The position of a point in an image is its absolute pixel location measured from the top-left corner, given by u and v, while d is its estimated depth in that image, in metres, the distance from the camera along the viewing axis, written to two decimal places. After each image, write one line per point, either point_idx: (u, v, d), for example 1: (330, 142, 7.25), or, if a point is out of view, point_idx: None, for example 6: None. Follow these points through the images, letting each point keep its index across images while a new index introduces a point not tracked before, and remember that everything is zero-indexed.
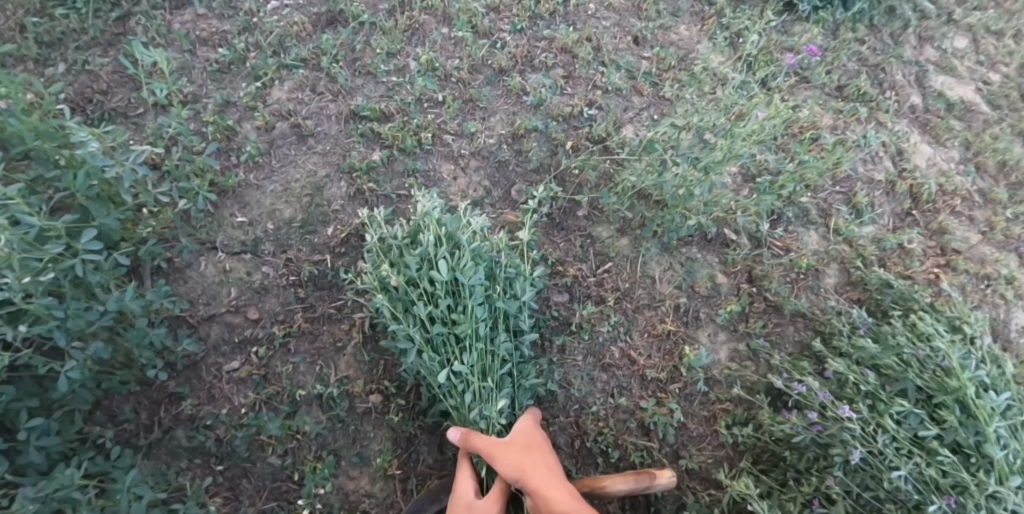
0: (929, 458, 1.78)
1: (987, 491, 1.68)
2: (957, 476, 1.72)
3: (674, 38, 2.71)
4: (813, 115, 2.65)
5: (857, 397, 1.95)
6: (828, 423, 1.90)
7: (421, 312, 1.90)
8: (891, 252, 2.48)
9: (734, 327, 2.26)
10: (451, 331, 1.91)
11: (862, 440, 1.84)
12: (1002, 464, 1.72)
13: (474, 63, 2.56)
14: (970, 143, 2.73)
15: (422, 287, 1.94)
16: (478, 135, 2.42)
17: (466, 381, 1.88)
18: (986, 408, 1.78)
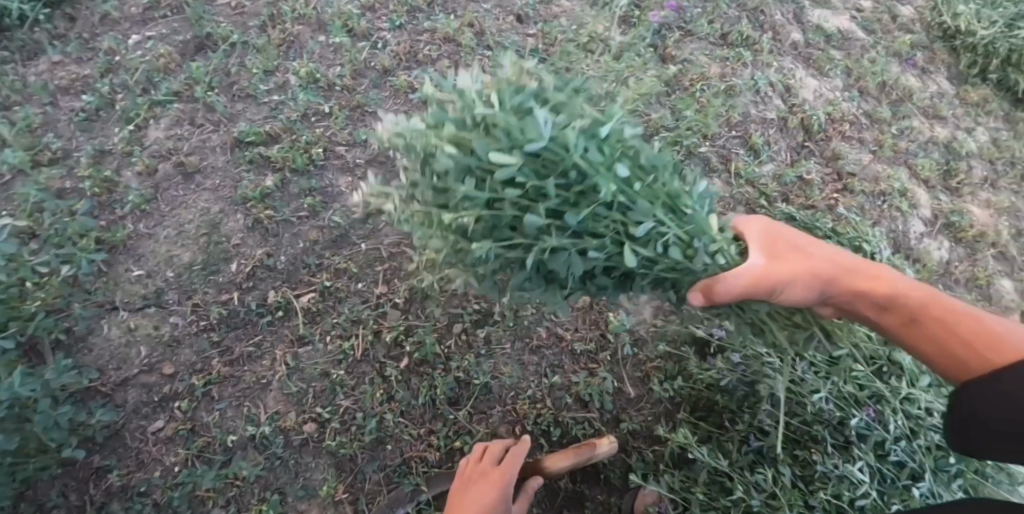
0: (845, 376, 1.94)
1: (899, 395, 1.90)
2: (872, 387, 1.91)
3: (557, 11, 2.76)
4: (700, 65, 2.75)
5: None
6: (750, 362, 2.02)
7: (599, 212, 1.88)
8: (792, 185, 2.59)
9: (653, 286, 2.24)
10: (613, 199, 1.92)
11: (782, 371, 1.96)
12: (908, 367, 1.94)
13: (358, 68, 2.52)
14: (850, 70, 2.91)
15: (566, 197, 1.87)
16: (371, 141, 2.36)
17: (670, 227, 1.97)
18: None
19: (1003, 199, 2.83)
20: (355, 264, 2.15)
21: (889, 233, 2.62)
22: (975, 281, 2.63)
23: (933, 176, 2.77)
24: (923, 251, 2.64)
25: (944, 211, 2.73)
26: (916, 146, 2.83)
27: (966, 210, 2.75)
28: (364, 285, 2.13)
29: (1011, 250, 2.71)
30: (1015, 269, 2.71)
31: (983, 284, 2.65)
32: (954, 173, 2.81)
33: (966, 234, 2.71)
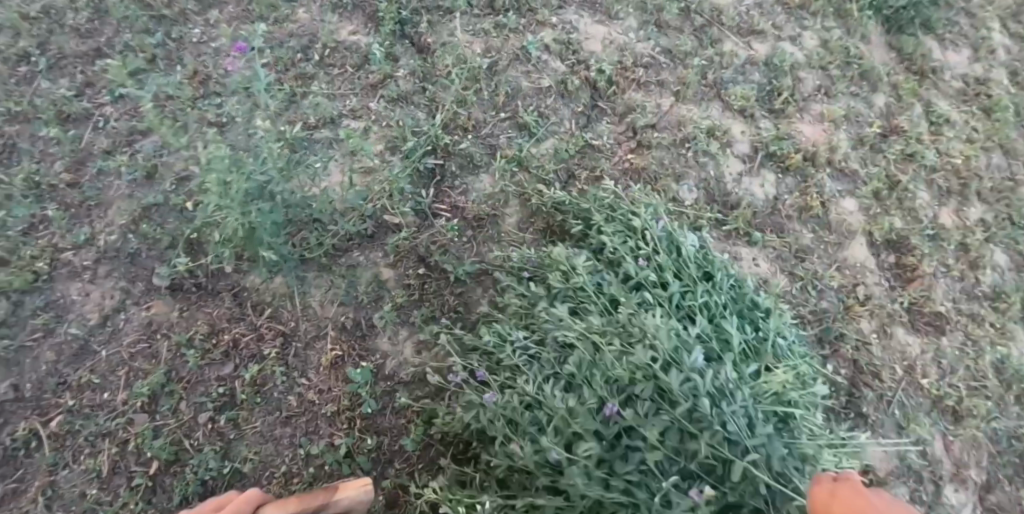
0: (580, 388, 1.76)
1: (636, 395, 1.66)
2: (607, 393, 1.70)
3: (293, 28, 2.64)
4: (459, 45, 2.61)
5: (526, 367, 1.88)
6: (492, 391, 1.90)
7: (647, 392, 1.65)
8: (574, 158, 2.46)
9: (411, 321, 2.15)
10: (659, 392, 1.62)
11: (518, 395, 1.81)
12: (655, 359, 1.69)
13: (79, 157, 2.36)
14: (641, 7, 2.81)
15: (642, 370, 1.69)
16: (95, 239, 2.25)
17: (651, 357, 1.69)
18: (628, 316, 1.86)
19: (840, 107, 2.85)
20: (95, 374, 2.08)
21: (699, 185, 2.51)
22: (807, 211, 2.58)
23: (748, 104, 2.68)
24: (741, 192, 2.55)
25: (763, 142, 2.64)
26: (729, 74, 2.77)
27: (791, 133, 2.70)
28: (109, 394, 2.06)
29: (848, 165, 2.71)
30: (855, 186, 2.70)
31: (817, 211, 2.59)
32: (778, 93, 2.78)
33: (790, 161, 2.63)
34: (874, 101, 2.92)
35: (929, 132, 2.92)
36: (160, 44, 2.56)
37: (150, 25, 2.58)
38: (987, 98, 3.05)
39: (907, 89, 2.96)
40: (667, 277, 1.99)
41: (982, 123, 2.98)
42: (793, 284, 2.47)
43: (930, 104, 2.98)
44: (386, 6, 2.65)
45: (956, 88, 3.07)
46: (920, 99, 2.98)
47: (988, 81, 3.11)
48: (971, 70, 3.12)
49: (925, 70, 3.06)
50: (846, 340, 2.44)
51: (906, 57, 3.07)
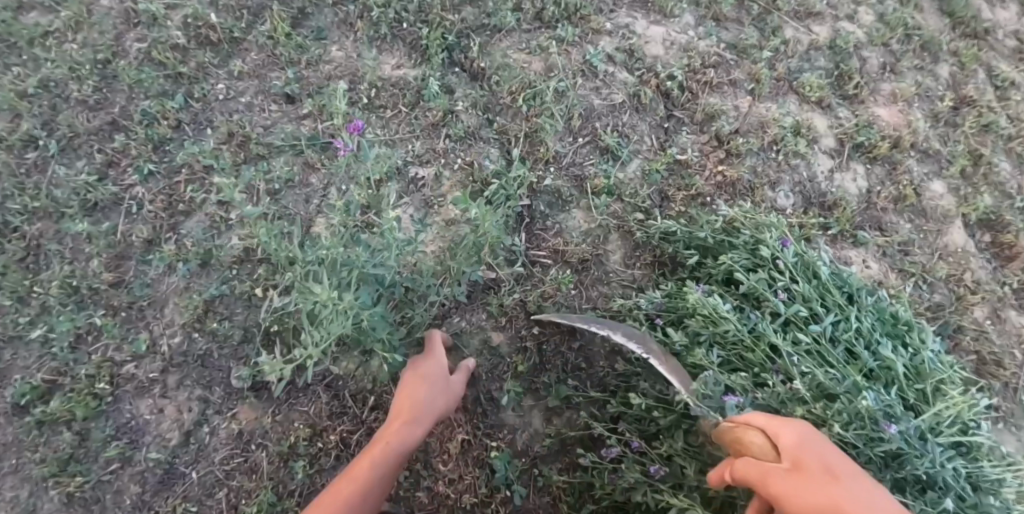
0: None
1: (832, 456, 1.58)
2: None
3: (328, 69, 2.35)
4: (517, 66, 2.36)
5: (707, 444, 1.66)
6: (653, 457, 1.75)
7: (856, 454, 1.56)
8: (665, 179, 2.27)
9: (534, 387, 1.97)
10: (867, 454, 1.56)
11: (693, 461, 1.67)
12: (849, 414, 1.58)
13: (118, 250, 2.07)
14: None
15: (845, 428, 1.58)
16: (157, 344, 1.96)
17: (851, 414, 1.58)
18: (790, 361, 1.71)
19: (909, 84, 2.67)
20: (191, 500, 1.86)
21: (794, 189, 2.36)
22: (904, 202, 2.44)
23: (825, 94, 2.49)
24: (836, 191, 2.40)
25: (849, 133, 2.47)
26: (798, 63, 2.57)
27: (871, 120, 2.53)
28: None
29: (932, 145, 2.57)
30: (941, 167, 2.57)
31: (911, 201, 2.46)
32: (847, 77, 2.58)
33: (878, 150, 2.47)
34: (938, 73, 2.74)
35: (996, 99, 2.75)
36: (183, 107, 2.26)
37: (166, 86, 2.29)
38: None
39: (969, 56, 2.76)
40: (818, 312, 1.85)
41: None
42: (904, 282, 2.36)
43: (992, 69, 2.79)
44: (427, 33, 2.38)
45: (1010, 47, 2.86)
46: (981, 64, 2.79)
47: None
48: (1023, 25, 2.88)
49: (979, 33, 2.83)
50: (963, 331, 2.35)
51: (958, 21, 2.83)
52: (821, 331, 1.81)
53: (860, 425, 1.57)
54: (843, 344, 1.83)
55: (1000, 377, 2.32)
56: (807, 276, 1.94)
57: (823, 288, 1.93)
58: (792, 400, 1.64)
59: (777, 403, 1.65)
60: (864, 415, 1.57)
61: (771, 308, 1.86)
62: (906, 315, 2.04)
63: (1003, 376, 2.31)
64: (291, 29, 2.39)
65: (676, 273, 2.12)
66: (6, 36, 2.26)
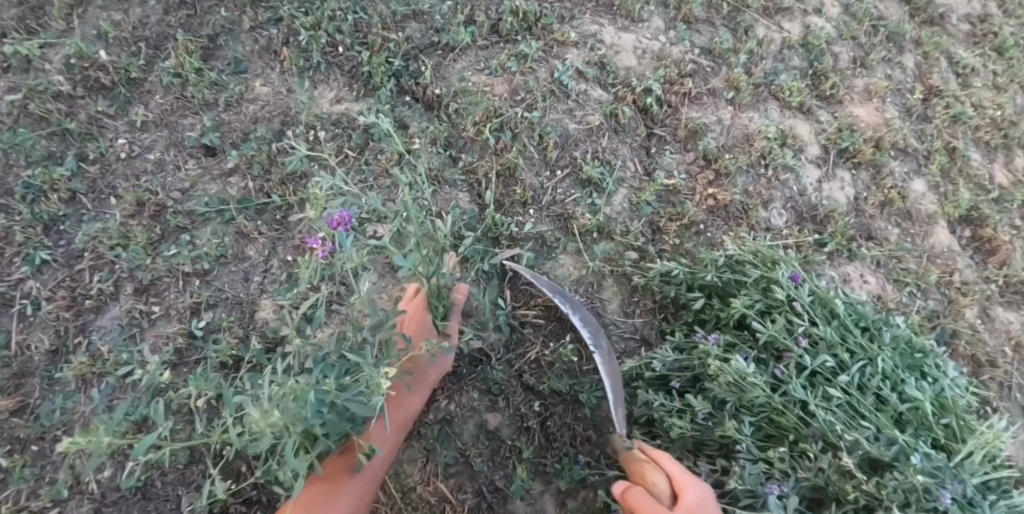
0: None
1: None
2: None
3: (253, 109, 1.97)
4: (478, 91, 2.05)
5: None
6: None
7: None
8: (655, 210, 2.06)
9: (541, 468, 1.73)
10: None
11: None
12: (906, 486, 1.38)
13: (14, 365, 1.68)
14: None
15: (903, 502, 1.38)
16: (82, 481, 1.60)
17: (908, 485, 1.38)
18: (829, 424, 1.51)
19: (881, 78, 2.42)
20: None
21: (787, 205, 2.19)
22: (891, 207, 2.27)
23: (805, 98, 2.29)
24: (827, 202, 2.23)
25: (833, 139, 2.28)
26: (773, 64, 2.35)
27: (852, 122, 2.33)
28: None
29: (910, 142, 2.35)
30: (919, 165, 2.37)
31: (898, 205, 2.29)
32: (823, 77, 2.36)
33: (863, 155, 2.29)
34: (905, 64, 2.47)
35: (959, 87, 2.50)
36: (76, 173, 1.86)
37: (52, 147, 1.89)
38: (997, 36, 2.60)
39: (933, 44, 2.50)
40: (844, 359, 1.68)
41: (999, 64, 2.56)
42: (900, 292, 2.21)
43: (954, 56, 2.54)
44: (367, 56, 2.04)
45: (965, 31, 2.61)
46: (942, 52, 2.53)
47: (996, 14, 2.65)
48: (973, 7, 2.64)
49: (934, 19, 2.57)
50: (959, 336, 2.20)
51: (915, 8, 2.55)
52: (853, 382, 1.63)
53: (918, 498, 1.38)
54: (875, 391, 1.65)
55: (995, 377, 2.18)
56: (826, 317, 1.77)
57: (843, 328, 1.77)
58: (838, 474, 1.44)
59: (821, 479, 1.45)
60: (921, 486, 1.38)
61: (796, 359, 1.67)
62: (919, 339, 1.92)
63: (998, 377, 2.17)
64: (202, 62, 2.01)
65: (680, 318, 1.91)
66: None
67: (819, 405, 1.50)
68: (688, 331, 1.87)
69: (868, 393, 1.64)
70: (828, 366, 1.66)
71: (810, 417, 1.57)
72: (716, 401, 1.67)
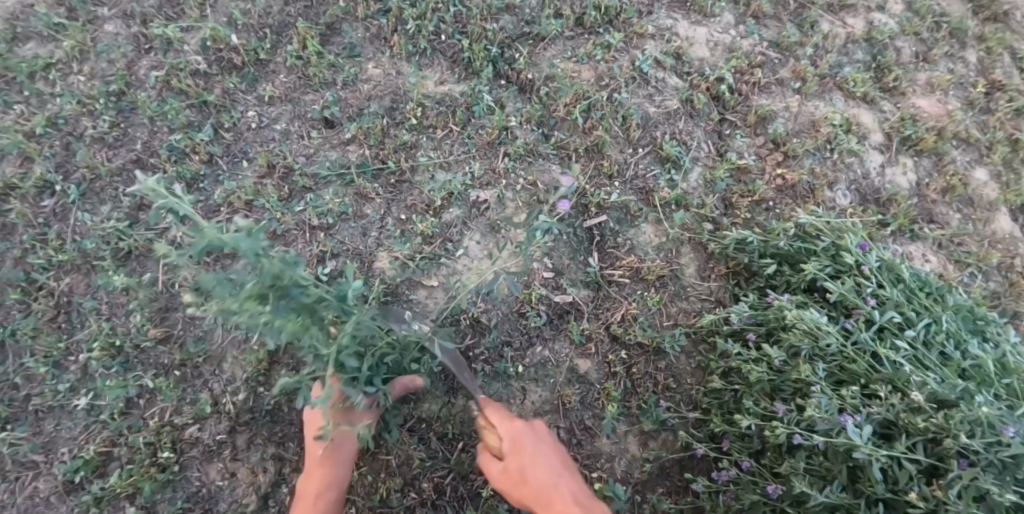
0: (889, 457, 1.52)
1: (960, 464, 1.48)
2: (924, 463, 1.51)
3: (368, 86, 2.21)
4: (566, 76, 2.27)
5: (829, 464, 1.57)
6: (764, 479, 1.65)
7: (986, 457, 1.46)
8: (729, 186, 2.21)
9: (627, 410, 1.90)
10: (1001, 457, 1.45)
11: (814, 483, 1.57)
12: (973, 416, 1.49)
13: (161, 301, 1.92)
14: None
15: (969, 432, 1.49)
16: (220, 403, 1.83)
17: (974, 417, 1.49)
18: (898, 369, 1.63)
19: (942, 72, 2.58)
20: None
21: (851, 187, 2.34)
22: (953, 193, 2.39)
23: (869, 89, 2.45)
24: (890, 187, 2.37)
25: (895, 127, 2.43)
26: (838, 57, 2.52)
27: (914, 112, 2.48)
28: None
29: (972, 133, 2.48)
30: (981, 154, 2.50)
31: (961, 192, 2.41)
32: (886, 70, 2.52)
33: (926, 143, 2.43)
34: (966, 59, 2.63)
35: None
36: (213, 138, 2.11)
37: (192, 117, 2.14)
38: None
39: (995, 40, 2.64)
40: (911, 316, 1.79)
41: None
42: (960, 273, 2.32)
43: (1017, 52, 2.67)
44: (468, 42, 2.26)
45: None
46: (1005, 48, 2.66)
47: None
48: None
49: (1000, 15, 2.71)
50: (1021, 317, 2.28)
51: (977, 6, 2.70)
52: (919, 337, 1.75)
53: (985, 430, 1.48)
54: (943, 348, 1.76)
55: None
56: (892, 283, 1.90)
57: (908, 293, 1.90)
58: (907, 411, 1.56)
59: (891, 414, 1.57)
60: (987, 418, 1.49)
61: (867, 316, 1.78)
62: (980, 309, 2.03)
63: None
64: (320, 46, 2.25)
65: (752, 283, 2.05)
66: (21, 82, 2.14)
67: (889, 350, 1.62)
68: (760, 294, 2.01)
69: (933, 349, 1.75)
70: (897, 322, 1.79)
71: (879, 364, 1.69)
72: (790, 351, 1.79)
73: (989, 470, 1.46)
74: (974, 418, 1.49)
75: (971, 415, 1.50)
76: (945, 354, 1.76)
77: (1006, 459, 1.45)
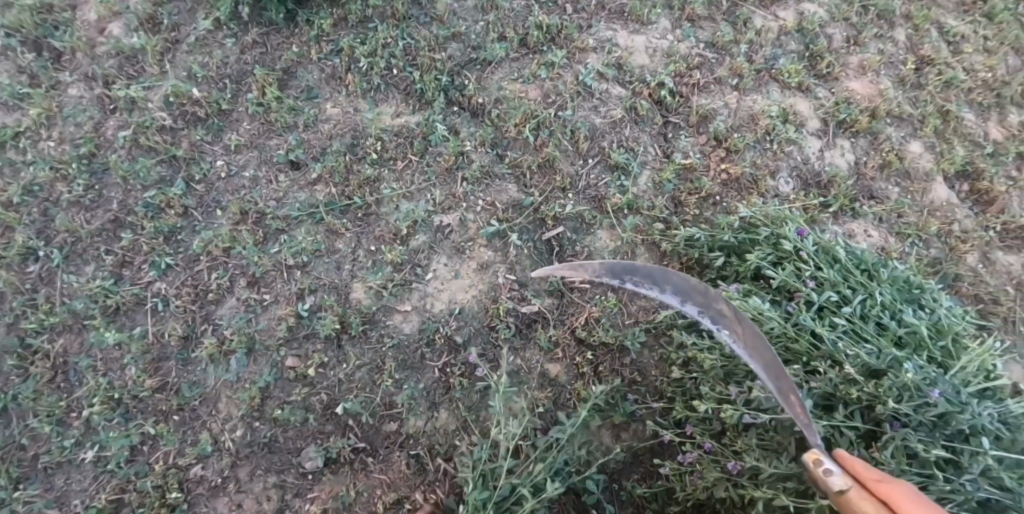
0: (830, 427, 1.68)
1: (894, 426, 1.65)
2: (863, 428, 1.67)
3: (327, 125, 2.33)
4: (515, 97, 2.40)
5: (779, 437, 1.74)
6: (724, 457, 1.81)
7: (915, 418, 1.63)
8: (677, 185, 2.36)
9: (597, 406, 2.03)
10: (929, 417, 1.62)
11: (765, 456, 1.74)
12: (902, 382, 1.66)
13: (153, 352, 2.03)
14: (671, 4, 2.66)
15: (899, 396, 1.66)
16: (220, 442, 1.95)
17: (902, 383, 1.66)
18: (835, 345, 1.79)
19: (873, 53, 2.74)
20: None
21: (792, 173, 2.49)
22: (889, 169, 2.55)
23: (803, 78, 2.61)
24: (829, 169, 2.52)
25: (831, 111, 2.59)
26: (772, 50, 2.67)
27: (848, 96, 2.63)
28: None
29: (903, 109, 2.65)
30: (914, 128, 2.66)
31: (897, 165, 2.56)
32: (819, 58, 2.68)
33: (860, 124, 2.59)
34: (895, 39, 2.79)
35: (949, 55, 2.79)
36: (185, 191, 2.22)
37: (163, 172, 2.24)
38: (985, 3, 2.90)
39: (920, 17, 2.81)
40: (846, 294, 1.96)
41: (988, 30, 2.85)
42: (903, 243, 2.45)
43: (941, 27, 2.84)
44: (419, 74, 2.40)
45: (951, 2, 2.91)
46: (931, 23, 2.83)
47: None
48: None
49: None
50: (961, 279, 2.43)
51: None
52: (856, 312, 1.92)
53: (913, 394, 1.65)
54: (879, 319, 1.93)
55: (1000, 313, 2.39)
56: (830, 264, 2.06)
57: (844, 272, 2.06)
58: (844, 383, 1.73)
59: (830, 387, 1.74)
60: (914, 382, 1.66)
61: (808, 298, 1.95)
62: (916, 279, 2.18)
63: (1002, 312, 2.37)
64: (279, 91, 2.37)
65: (705, 275, 2.19)
66: None
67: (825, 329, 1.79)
68: (713, 285, 2.15)
69: (870, 321, 1.92)
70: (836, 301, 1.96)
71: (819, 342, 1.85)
72: None
73: (920, 429, 1.63)
74: (902, 383, 1.66)
75: (902, 380, 1.67)
76: (880, 325, 1.93)
77: (932, 419, 1.62)
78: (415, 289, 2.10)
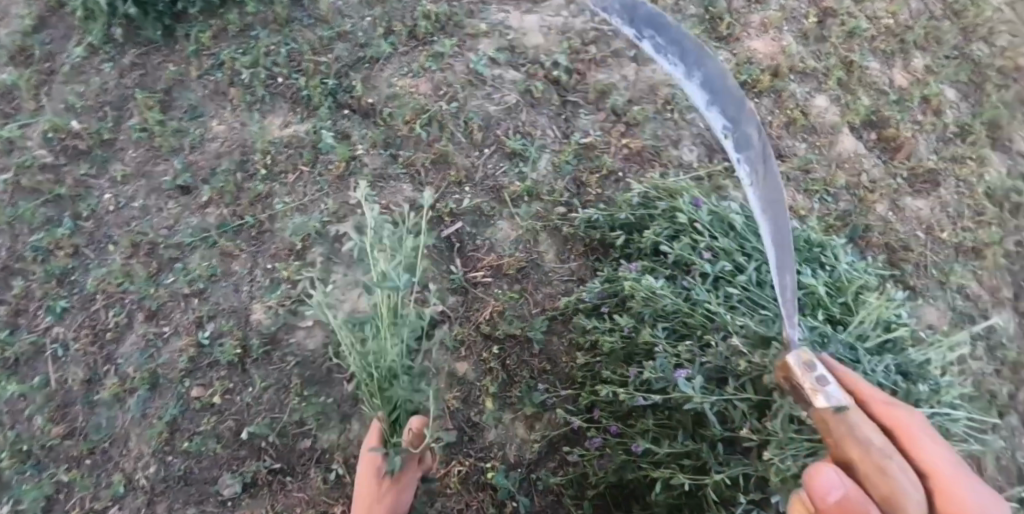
0: (722, 401, 1.70)
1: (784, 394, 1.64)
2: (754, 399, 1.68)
3: (214, 144, 2.27)
4: (406, 94, 2.35)
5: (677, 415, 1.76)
6: (629, 439, 1.82)
7: None
8: (578, 165, 2.32)
9: (508, 400, 2.04)
10: None
11: (664, 434, 1.76)
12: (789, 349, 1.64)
13: (59, 397, 2.02)
14: None
15: (788, 362, 1.64)
16: (132, 481, 1.93)
17: (789, 349, 1.64)
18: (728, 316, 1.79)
19: (773, 10, 2.72)
20: None
21: (697, 141, 2.42)
22: (795, 126, 2.53)
23: (702, 42, 2.59)
24: None
25: (731, 74, 2.56)
26: (671, 16, 2.63)
27: (749, 56, 2.61)
28: None
29: (806, 64, 2.63)
30: (819, 81, 2.64)
31: (802, 122, 2.55)
32: (718, 20, 2.66)
33: (761, 84, 2.57)
34: None
35: (851, 4, 2.77)
36: (75, 230, 2.17)
37: (50, 213, 2.19)
38: None
39: None
40: (742, 261, 1.95)
41: None
42: (811, 200, 2.43)
43: None
44: (305, 81, 2.34)
45: None
46: None
47: None
48: None
49: None
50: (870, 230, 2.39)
51: None
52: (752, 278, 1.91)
53: (802, 359, 1.63)
54: (777, 283, 1.92)
55: (910, 259, 2.37)
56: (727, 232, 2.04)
57: (743, 238, 2.05)
58: (734, 355, 1.73)
59: (722, 360, 1.75)
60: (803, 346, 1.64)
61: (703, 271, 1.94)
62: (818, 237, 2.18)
63: (913, 258, 2.36)
64: (162, 114, 2.31)
65: (609, 255, 2.18)
66: None
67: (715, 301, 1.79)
68: (617, 265, 2.14)
69: (767, 286, 1.91)
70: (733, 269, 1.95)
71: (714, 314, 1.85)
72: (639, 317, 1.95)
73: None
74: (789, 350, 1.65)
75: (789, 347, 1.65)
76: (778, 288, 1.92)
77: None
78: (315, 302, 2.08)
